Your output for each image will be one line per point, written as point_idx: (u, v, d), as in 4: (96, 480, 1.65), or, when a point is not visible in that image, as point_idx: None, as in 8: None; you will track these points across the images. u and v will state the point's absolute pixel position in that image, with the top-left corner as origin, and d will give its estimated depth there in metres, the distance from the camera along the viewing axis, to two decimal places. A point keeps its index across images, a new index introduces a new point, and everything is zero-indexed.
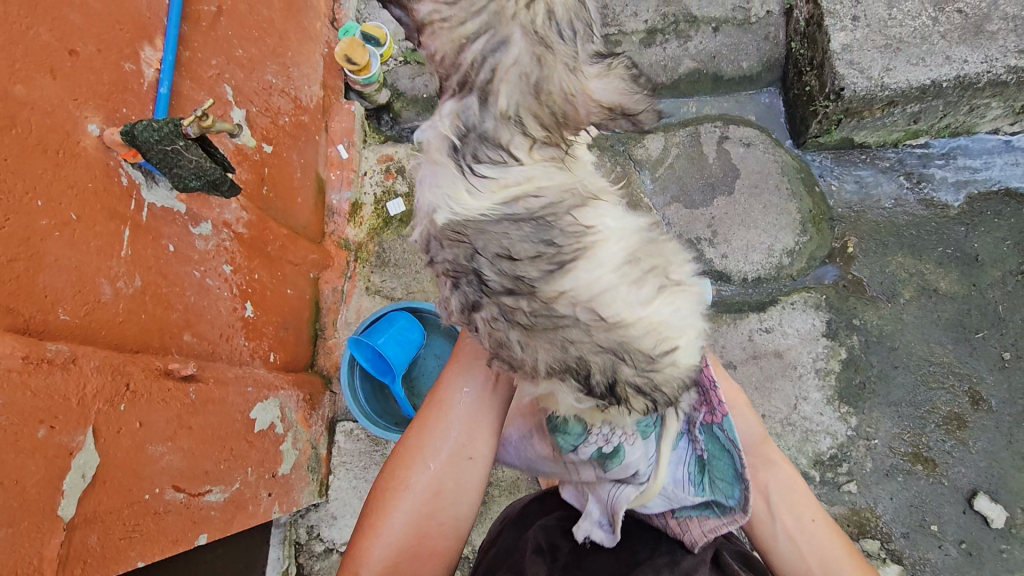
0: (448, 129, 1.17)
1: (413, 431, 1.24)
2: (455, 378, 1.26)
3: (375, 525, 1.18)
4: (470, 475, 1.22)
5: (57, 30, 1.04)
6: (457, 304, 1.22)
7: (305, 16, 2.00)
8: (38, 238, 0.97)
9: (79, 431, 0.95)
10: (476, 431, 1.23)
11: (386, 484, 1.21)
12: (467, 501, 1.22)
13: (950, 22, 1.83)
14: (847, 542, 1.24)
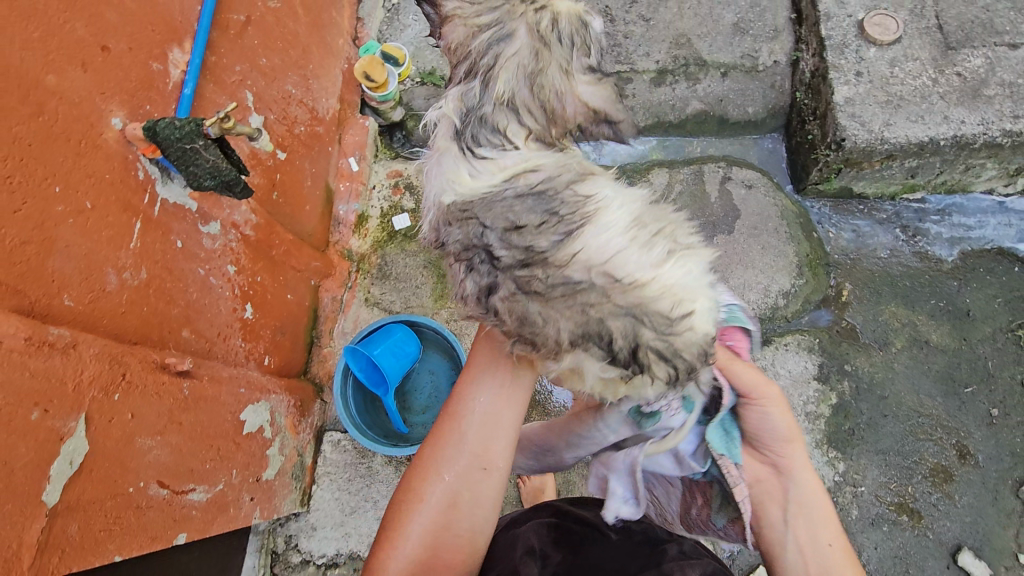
0: (453, 113, 1.33)
1: (429, 437, 1.09)
2: (473, 375, 1.09)
3: (388, 540, 1.03)
4: (487, 486, 1.05)
5: (93, 27, 1.08)
6: (473, 290, 1.24)
7: (329, 32, 2.07)
8: (52, 224, 0.99)
9: (72, 417, 0.95)
10: (495, 434, 1.06)
11: (401, 497, 1.06)
12: (488, 514, 1.06)
13: (949, 84, 1.91)
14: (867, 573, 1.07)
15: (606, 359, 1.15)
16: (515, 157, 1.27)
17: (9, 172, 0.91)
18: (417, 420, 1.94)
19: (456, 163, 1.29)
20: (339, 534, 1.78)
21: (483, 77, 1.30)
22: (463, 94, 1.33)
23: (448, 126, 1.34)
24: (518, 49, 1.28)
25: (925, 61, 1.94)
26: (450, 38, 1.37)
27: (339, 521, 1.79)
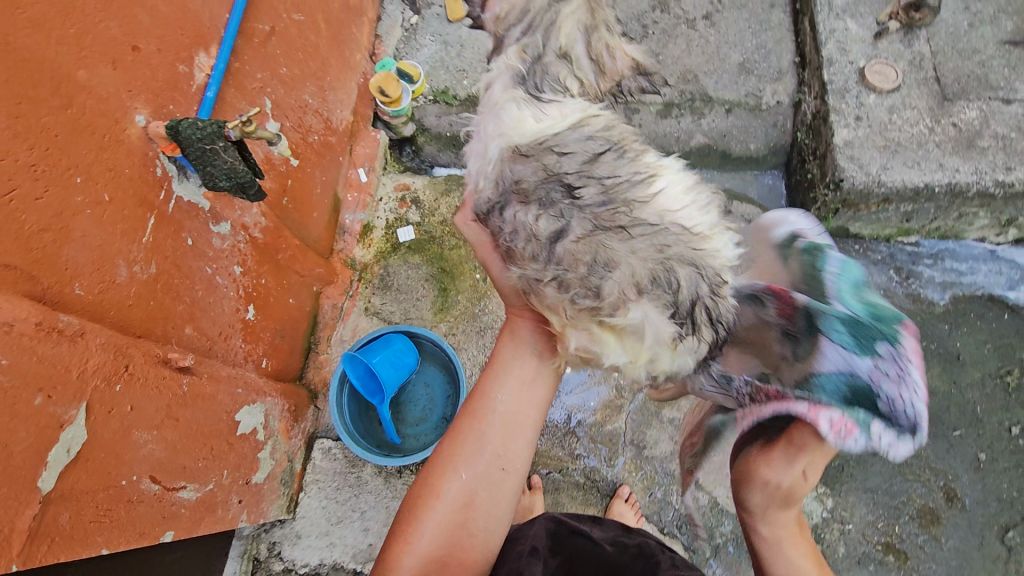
0: (514, 61, 1.29)
1: (448, 437, 1.16)
2: (495, 377, 1.18)
3: (406, 531, 1.11)
4: (504, 486, 1.12)
5: (125, 27, 1.12)
6: (545, 230, 1.13)
7: (347, 47, 2.13)
8: (70, 214, 1.00)
9: (73, 405, 0.95)
10: (513, 437, 1.14)
11: (420, 490, 1.13)
12: (501, 513, 1.14)
13: (945, 133, 1.97)
14: None
15: (671, 310, 1.11)
16: (573, 104, 1.26)
17: (34, 161, 0.93)
18: (409, 431, 1.94)
19: (519, 110, 1.24)
20: (323, 543, 1.75)
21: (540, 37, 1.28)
22: (525, 48, 1.28)
23: (508, 79, 1.29)
24: (576, 6, 1.28)
25: (922, 110, 2.01)
26: (496, 10, 1.36)
27: (324, 530, 1.77)
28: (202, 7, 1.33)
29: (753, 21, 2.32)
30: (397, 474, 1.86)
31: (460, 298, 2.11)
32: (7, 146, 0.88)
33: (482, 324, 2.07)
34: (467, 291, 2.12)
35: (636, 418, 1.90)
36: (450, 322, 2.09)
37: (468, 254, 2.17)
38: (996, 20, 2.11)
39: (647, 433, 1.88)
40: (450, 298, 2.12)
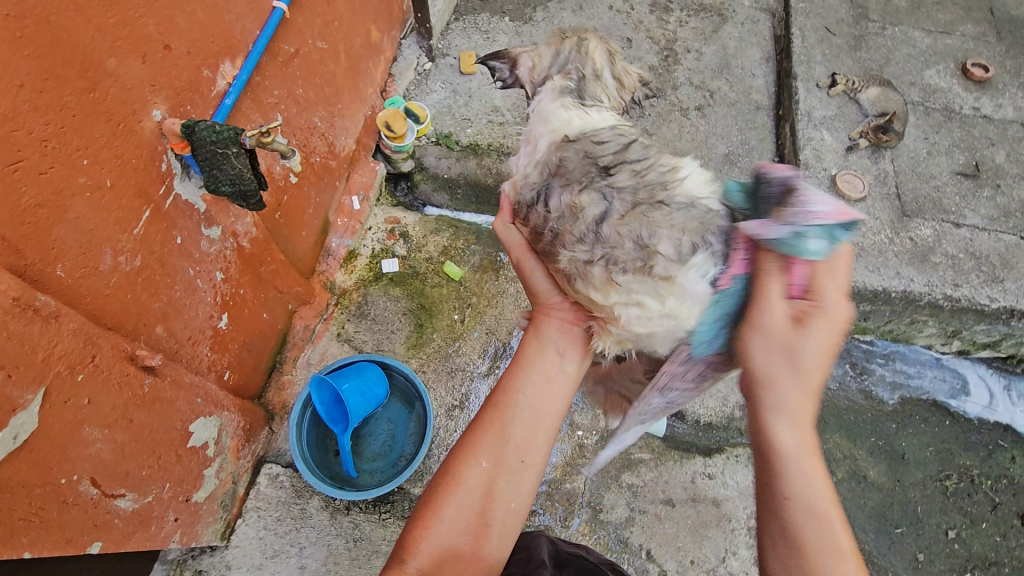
0: (560, 87, 1.48)
1: (468, 428, 1.17)
2: (521, 374, 1.19)
3: (423, 518, 1.08)
4: (522, 479, 1.12)
5: (162, 26, 1.13)
6: (592, 214, 1.24)
7: (362, 80, 2.20)
8: (69, 193, 0.98)
9: (31, 390, 0.91)
10: (537, 427, 1.14)
11: (438, 480, 1.12)
12: (520, 505, 1.12)
13: (902, 245, 2.15)
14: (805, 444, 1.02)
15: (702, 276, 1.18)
16: (603, 113, 1.45)
17: (47, 136, 0.92)
18: (366, 466, 1.88)
19: (565, 114, 1.42)
20: None
21: (575, 72, 1.49)
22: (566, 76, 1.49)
23: (555, 94, 1.47)
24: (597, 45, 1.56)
25: (884, 221, 2.19)
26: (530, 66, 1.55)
27: (257, 564, 1.64)
28: (237, 20, 1.37)
29: (740, 119, 2.53)
30: (344, 511, 1.76)
31: (435, 336, 2.09)
32: (24, 117, 0.87)
33: (453, 365, 2.05)
34: (444, 330, 2.10)
35: (595, 480, 1.90)
36: (422, 358, 2.05)
37: (449, 294, 2.17)
38: (950, 152, 2.36)
39: (604, 496, 1.88)
40: (426, 335, 2.09)
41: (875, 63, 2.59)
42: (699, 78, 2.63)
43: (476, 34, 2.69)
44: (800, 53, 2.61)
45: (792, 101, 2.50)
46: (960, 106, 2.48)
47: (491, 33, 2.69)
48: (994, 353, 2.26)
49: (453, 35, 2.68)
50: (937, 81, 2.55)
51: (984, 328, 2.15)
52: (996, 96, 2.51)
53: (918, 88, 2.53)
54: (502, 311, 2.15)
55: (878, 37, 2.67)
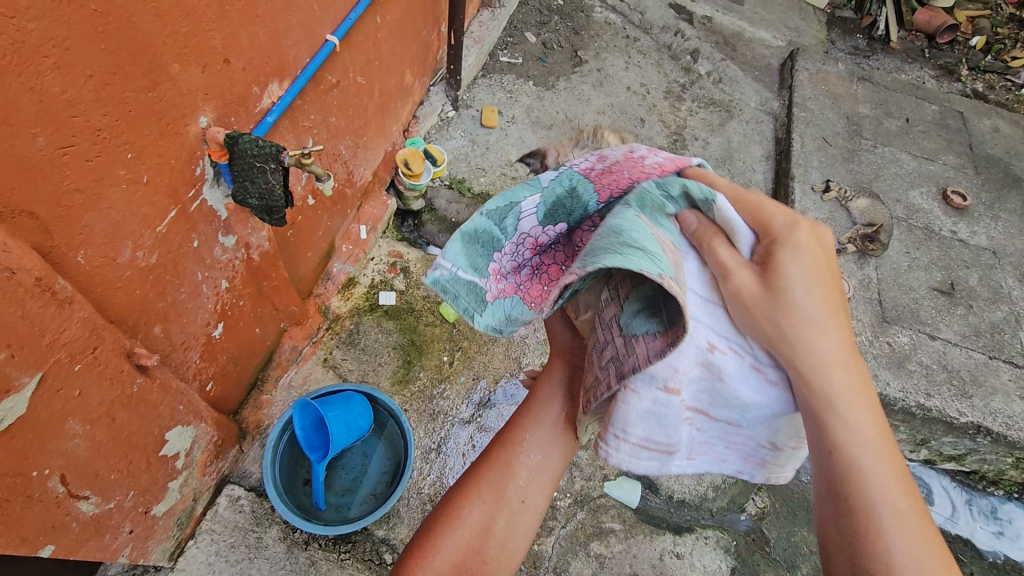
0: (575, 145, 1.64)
1: (473, 463, 1.14)
2: (530, 414, 1.13)
3: (419, 551, 1.05)
4: (521, 520, 1.07)
5: (226, 41, 1.18)
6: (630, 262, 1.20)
7: (389, 118, 2.28)
8: (108, 184, 0.99)
9: (28, 373, 0.91)
10: (541, 472, 1.10)
11: (440, 511, 1.09)
12: (516, 547, 1.07)
13: (881, 348, 2.25)
14: (830, 317, 0.88)
15: None
16: None
17: (101, 126, 0.94)
18: (334, 500, 1.82)
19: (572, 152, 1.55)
20: None
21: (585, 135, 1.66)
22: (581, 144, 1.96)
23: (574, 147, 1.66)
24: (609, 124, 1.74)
25: (866, 323, 2.30)
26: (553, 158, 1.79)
27: None
28: (293, 47, 1.43)
29: None
30: (302, 545, 1.67)
31: (422, 374, 2.06)
32: (85, 106, 0.90)
33: (436, 408, 2.01)
34: (432, 369, 2.08)
35: (564, 544, 1.85)
36: (405, 396, 2.01)
37: (442, 334, 2.16)
38: (928, 269, 2.51)
39: (570, 563, 1.82)
40: (413, 372, 2.06)
41: (865, 177, 2.78)
42: None
43: (500, 92, 2.83)
44: (798, 157, 2.80)
45: (787, 200, 2.65)
46: (939, 228, 2.66)
47: (515, 93, 2.83)
48: (958, 466, 2.31)
49: (479, 89, 2.81)
50: (920, 201, 2.74)
51: (950, 441, 2.20)
52: (972, 224, 2.70)
53: (903, 205, 2.72)
54: (492, 358, 2.15)
55: (869, 153, 2.88)
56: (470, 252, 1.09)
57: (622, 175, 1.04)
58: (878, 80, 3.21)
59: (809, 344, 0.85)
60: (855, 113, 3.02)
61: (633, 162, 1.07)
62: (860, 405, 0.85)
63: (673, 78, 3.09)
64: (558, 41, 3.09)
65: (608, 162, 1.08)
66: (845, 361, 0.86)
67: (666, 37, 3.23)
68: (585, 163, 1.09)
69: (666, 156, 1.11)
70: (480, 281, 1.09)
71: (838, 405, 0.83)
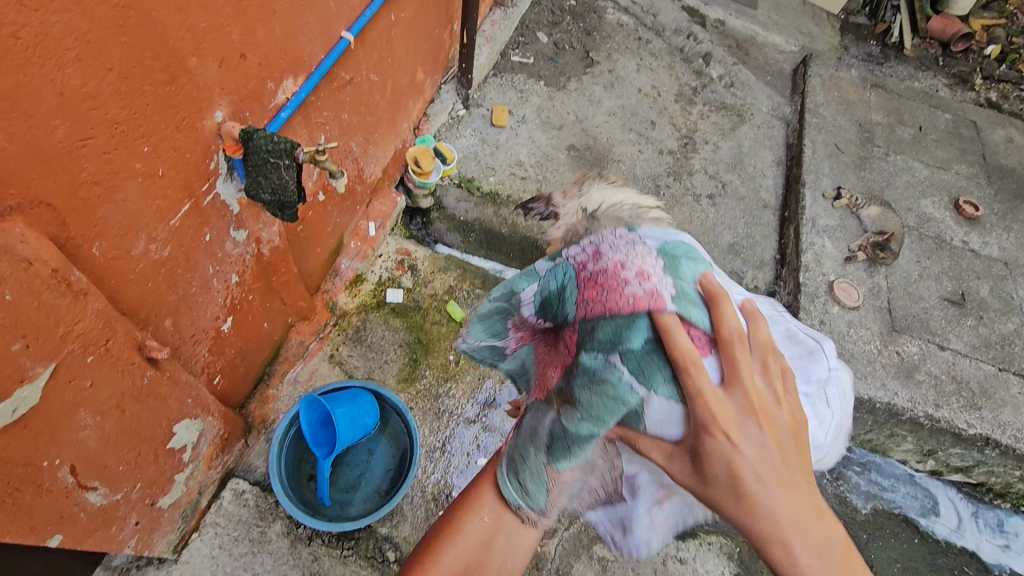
0: None
1: (473, 482, 1.15)
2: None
3: (421, 565, 1.06)
4: (522, 537, 1.09)
5: (243, 36, 1.18)
6: None
7: (401, 115, 2.28)
8: (124, 176, 0.99)
9: (42, 363, 0.92)
10: None
11: (441, 527, 1.09)
12: (516, 562, 1.10)
13: (889, 357, 2.23)
14: (758, 442, 0.85)
15: None
16: None
17: (119, 119, 0.94)
18: (338, 497, 1.82)
19: None
20: None
21: None
22: None
23: None
24: None
25: (875, 332, 2.29)
26: None
27: None
28: (307, 43, 1.43)
29: (747, 214, 2.69)
30: (305, 541, 1.67)
31: (428, 373, 2.06)
32: (104, 98, 0.90)
33: (441, 407, 2.01)
34: (438, 368, 2.08)
35: (567, 546, 1.85)
36: (411, 394, 2.01)
37: (448, 333, 2.16)
38: (939, 279, 2.49)
39: (573, 566, 1.82)
40: (418, 370, 2.06)
41: (877, 184, 2.76)
42: (714, 168, 2.78)
43: (512, 91, 2.82)
44: (810, 163, 2.78)
45: (798, 206, 2.63)
46: (951, 237, 2.64)
47: (526, 93, 2.83)
48: (965, 478, 2.30)
49: (490, 89, 2.81)
50: (932, 211, 2.72)
51: (958, 452, 2.19)
52: (984, 234, 2.68)
53: (915, 213, 2.70)
54: None
55: (881, 161, 2.86)
56: (489, 324, 1.39)
57: (597, 296, 1.03)
58: (891, 88, 3.19)
59: (723, 487, 0.84)
60: (867, 120, 3.00)
61: (615, 284, 1.01)
62: (797, 520, 0.82)
63: (685, 81, 3.08)
64: (570, 41, 3.08)
65: (600, 265, 1.06)
66: (776, 487, 0.83)
67: (678, 39, 3.21)
68: (580, 259, 1.10)
69: (650, 286, 0.99)
70: (500, 342, 1.40)
71: (773, 527, 0.82)
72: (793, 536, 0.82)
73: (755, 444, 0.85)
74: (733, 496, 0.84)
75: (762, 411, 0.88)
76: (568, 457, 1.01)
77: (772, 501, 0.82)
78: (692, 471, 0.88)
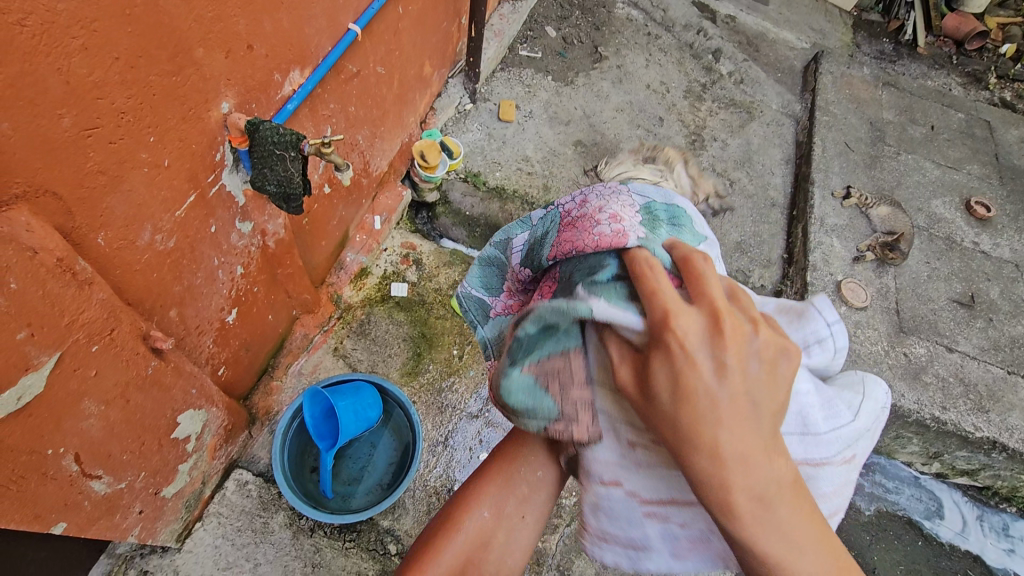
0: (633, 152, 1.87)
1: (472, 475, 1.09)
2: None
3: (417, 563, 1.00)
4: (521, 535, 1.03)
5: (250, 27, 1.18)
6: None
7: (408, 109, 2.28)
8: (130, 166, 0.99)
9: (47, 352, 0.92)
10: (542, 487, 1.05)
11: (438, 522, 1.03)
12: (514, 562, 1.03)
13: (896, 358, 2.22)
14: (717, 351, 0.69)
15: None
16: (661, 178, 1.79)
17: (126, 109, 0.94)
18: (340, 489, 1.83)
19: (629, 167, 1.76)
20: None
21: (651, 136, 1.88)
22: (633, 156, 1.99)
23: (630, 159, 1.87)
24: None
25: (882, 333, 2.27)
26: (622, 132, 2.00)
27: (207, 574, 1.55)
28: (314, 35, 1.43)
29: (755, 213, 2.67)
30: (307, 532, 1.68)
31: (431, 368, 2.06)
32: (110, 88, 0.90)
33: (444, 401, 2.01)
34: (441, 363, 2.08)
35: (568, 543, 1.85)
36: (414, 388, 2.02)
37: (452, 328, 2.15)
38: (949, 280, 2.47)
39: (574, 562, 1.82)
40: (422, 364, 2.06)
41: (887, 184, 2.74)
42: (722, 166, 2.76)
43: (519, 86, 2.81)
44: (819, 161, 2.75)
45: (806, 205, 2.61)
46: (961, 238, 2.61)
47: (533, 88, 2.81)
48: (970, 481, 2.28)
49: (497, 83, 2.80)
50: (943, 211, 2.69)
51: (964, 455, 2.17)
52: (995, 235, 2.65)
53: (925, 213, 2.67)
54: None
55: (891, 160, 2.83)
56: (485, 275, 1.35)
57: (570, 236, 1.04)
58: (904, 86, 3.15)
59: (664, 392, 0.70)
60: (879, 118, 2.97)
61: (589, 224, 1.01)
62: (743, 450, 0.65)
63: (695, 77, 3.06)
64: (578, 36, 3.06)
65: (583, 211, 1.07)
66: (729, 405, 0.67)
67: (688, 35, 3.18)
68: (569, 207, 1.12)
69: (618, 227, 0.97)
70: (489, 300, 1.34)
71: (711, 449, 0.65)
72: (736, 468, 0.65)
73: (720, 371, 0.68)
74: (672, 406, 0.68)
75: (734, 326, 0.72)
76: (535, 351, 0.95)
77: (716, 420, 0.66)
78: (637, 376, 0.75)
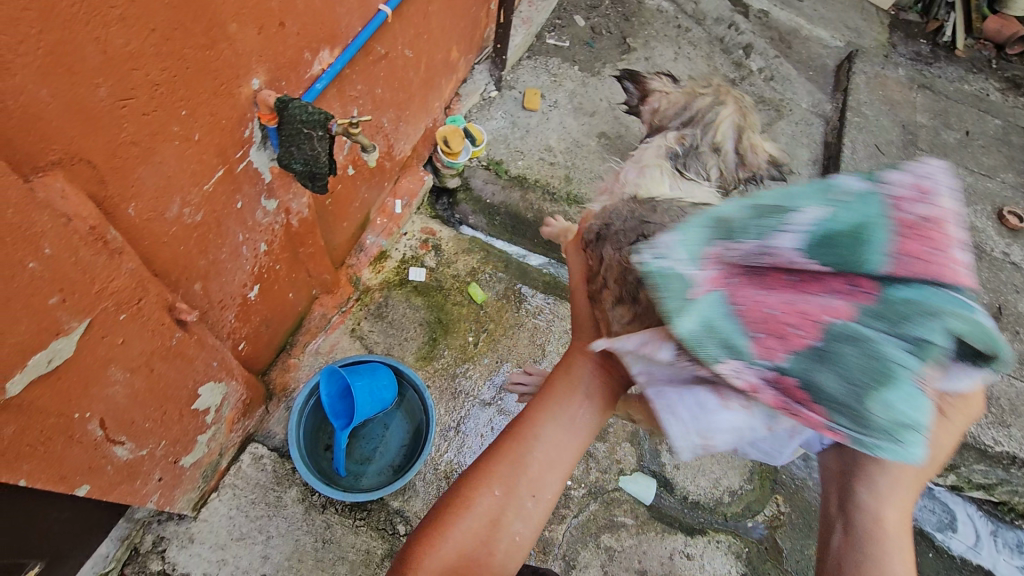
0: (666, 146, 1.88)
1: (485, 452, 1.08)
2: (546, 405, 1.08)
3: (428, 537, 1.02)
4: (533, 514, 1.03)
5: (282, 4, 1.17)
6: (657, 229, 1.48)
7: (433, 93, 2.27)
8: (161, 139, 1.00)
9: (76, 319, 0.94)
10: (555, 466, 1.04)
11: (449, 498, 1.05)
12: (525, 539, 1.03)
13: None
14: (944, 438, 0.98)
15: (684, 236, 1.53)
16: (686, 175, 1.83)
17: (160, 81, 0.94)
18: (353, 468, 1.85)
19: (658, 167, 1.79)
20: (213, 558, 1.58)
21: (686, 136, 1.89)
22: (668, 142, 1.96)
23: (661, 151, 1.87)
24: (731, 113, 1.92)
25: None
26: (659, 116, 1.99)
27: (221, 543, 1.60)
28: (345, 15, 1.42)
29: None
30: (319, 508, 1.71)
31: (446, 353, 2.07)
32: (145, 59, 0.90)
33: (458, 387, 2.02)
34: (456, 349, 2.08)
35: (575, 533, 1.86)
36: (429, 372, 2.03)
37: (468, 315, 2.15)
38: None
39: (580, 553, 1.83)
40: (437, 349, 2.07)
41: None
42: None
43: (545, 75, 2.78)
44: (847, 163, 2.69)
45: None
46: (990, 248, 2.55)
47: (559, 77, 2.79)
48: (985, 495, 2.23)
49: (523, 71, 2.77)
50: (974, 219, 2.62)
51: (981, 469, 2.13)
52: None
53: None
54: (517, 342, 2.13)
55: None
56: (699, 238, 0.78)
57: (934, 251, 0.68)
58: (939, 89, 3.07)
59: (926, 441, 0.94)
60: (912, 121, 2.90)
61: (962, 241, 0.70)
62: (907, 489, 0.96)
63: (723, 72, 3.00)
64: (607, 26, 3.01)
65: (948, 206, 0.69)
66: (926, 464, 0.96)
67: (720, 29, 3.12)
68: (909, 184, 0.69)
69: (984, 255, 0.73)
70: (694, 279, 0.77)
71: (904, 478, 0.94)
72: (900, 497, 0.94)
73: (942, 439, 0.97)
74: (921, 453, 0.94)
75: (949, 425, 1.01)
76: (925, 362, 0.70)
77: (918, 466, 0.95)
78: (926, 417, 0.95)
